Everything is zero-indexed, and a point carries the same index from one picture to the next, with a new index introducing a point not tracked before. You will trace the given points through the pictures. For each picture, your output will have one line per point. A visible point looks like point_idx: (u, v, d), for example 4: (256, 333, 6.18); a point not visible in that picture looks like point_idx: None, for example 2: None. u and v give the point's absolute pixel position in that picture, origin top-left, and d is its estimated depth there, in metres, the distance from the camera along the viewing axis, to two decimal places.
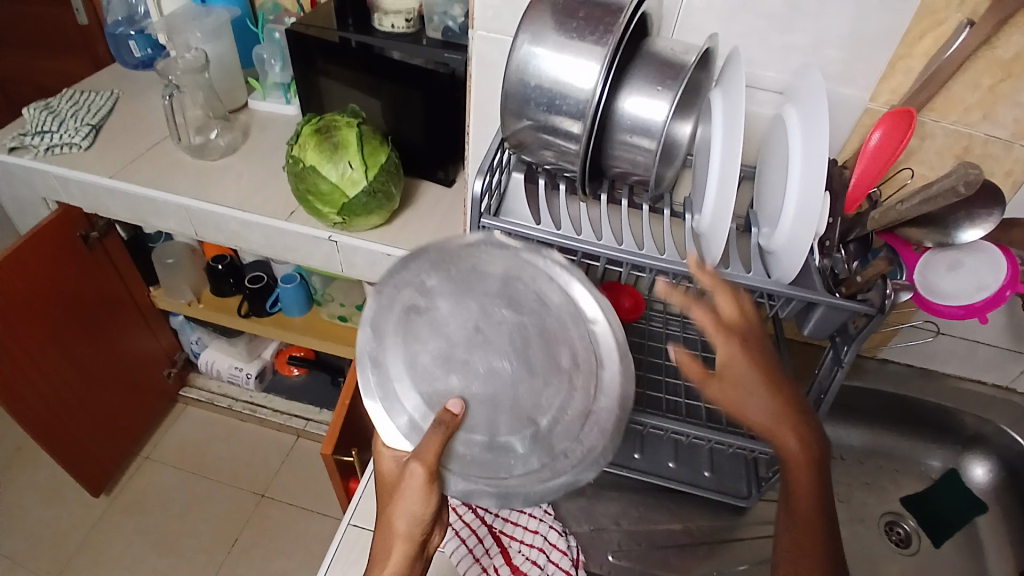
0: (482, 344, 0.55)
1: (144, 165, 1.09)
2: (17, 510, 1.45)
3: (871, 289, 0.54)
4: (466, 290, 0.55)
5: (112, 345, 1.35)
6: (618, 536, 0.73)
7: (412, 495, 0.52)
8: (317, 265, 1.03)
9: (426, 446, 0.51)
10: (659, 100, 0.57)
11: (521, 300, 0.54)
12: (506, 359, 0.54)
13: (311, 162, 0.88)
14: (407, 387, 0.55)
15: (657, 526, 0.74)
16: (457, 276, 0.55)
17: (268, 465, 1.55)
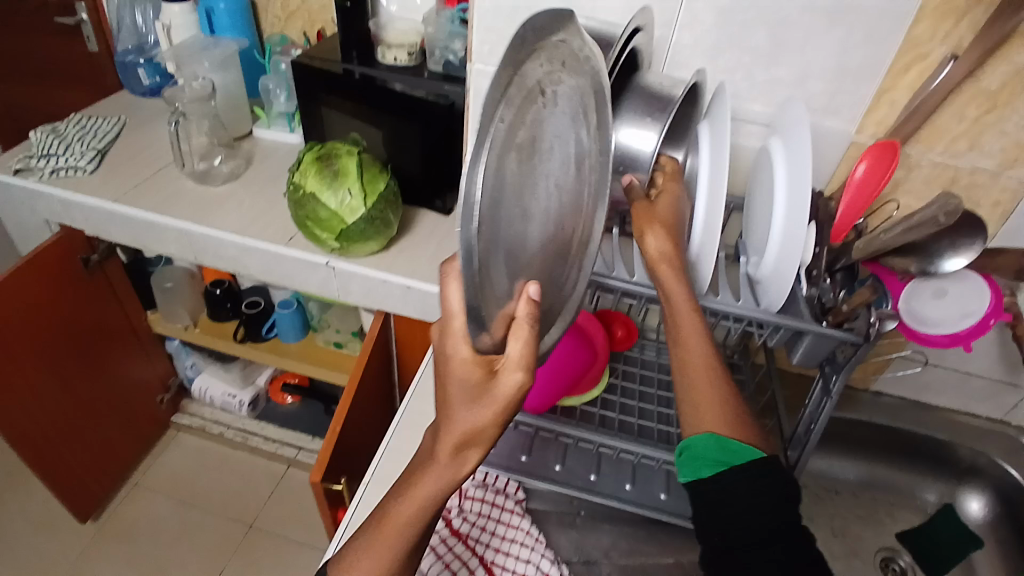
0: (531, 184, 0.43)
1: (148, 190, 1.11)
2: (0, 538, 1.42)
3: (856, 318, 0.56)
4: (528, 110, 0.41)
5: (107, 370, 1.35)
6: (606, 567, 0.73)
7: (483, 402, 0.42)
8: (314, 290, 1.04)
9: (519, 344, 0.41)
10: (648, 130, 0.59)
11: (564, 131, 0.45)
12: (549, 199, 0.46)
13: (311, 189, 0.90)
14: (482, 247, 0.39)
15: (647, 559, 0.74)
16: (521, 108, 0.40)
17: (259, 493, 1.53)
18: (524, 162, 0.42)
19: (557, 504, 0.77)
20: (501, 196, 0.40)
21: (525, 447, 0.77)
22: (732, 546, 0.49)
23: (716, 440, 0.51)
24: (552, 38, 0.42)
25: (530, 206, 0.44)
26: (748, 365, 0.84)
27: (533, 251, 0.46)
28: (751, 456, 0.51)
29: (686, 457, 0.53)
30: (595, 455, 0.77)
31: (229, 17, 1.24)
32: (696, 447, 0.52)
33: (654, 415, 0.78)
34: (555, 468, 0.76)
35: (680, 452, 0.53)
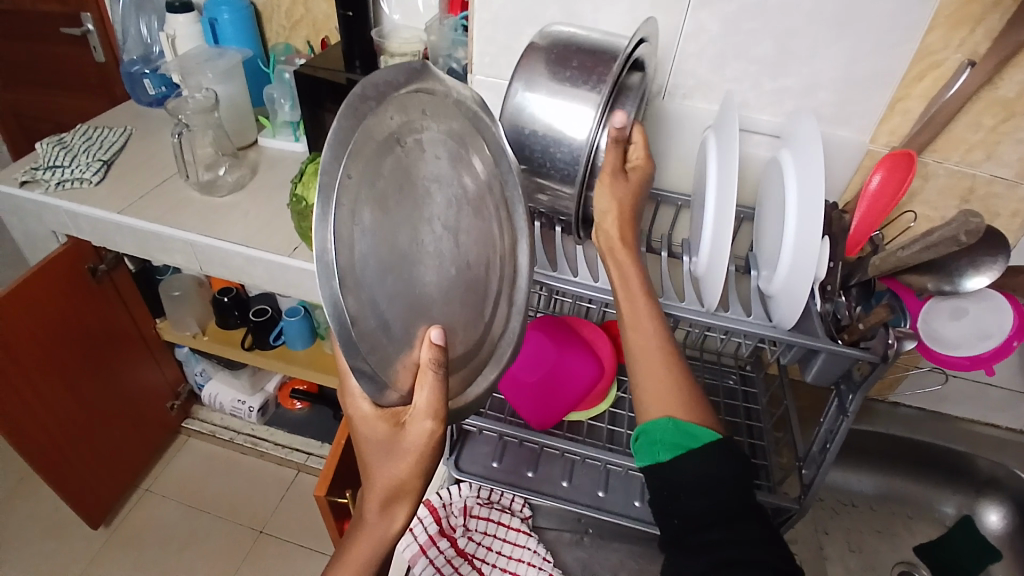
0: (416, 228, 0.42)
1: (153, 201, 1.11)
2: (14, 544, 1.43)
3: (873, 336, 0.53)
4: (387, 157, 0.40)
5: (116, 379, 1.35)
6: None
7: (404, 457, 0.42)
8: (318, 300, 1.03)
9: (424, 393, 0.41)
10: (585, 103, 0.56)
11: (425, 171, 0.44)
12: (437, 239, 0.44)
13: (314, 201, 0.88)
14: (367, 307, 0.37)
15: None
16: (378, 158, 0.39)
17: (268, 499, 1.53)
18: (400, 209, 0.40)
19: (562, 522, 0.77)
20: (377, 246, 0.38)
21: (531, 463, 0.75)
22: (692, 530, 0.48)
23: (673, 424, 0.50)
24: (406, 88, 0.42)
25: (418, 248, 0.42)
26: (762, 377, 0.82)
27: (432, 301, 0.44)
28: (708, 438, 0.49)
29: (643, 442, 0.51)
30: (602, 471, 0.75)
31: (233, 27, 1.24)
32: (653, 432, 0.50)
33: None
34: (562, 484, 0.74)
35: (636, 437, 0.52)
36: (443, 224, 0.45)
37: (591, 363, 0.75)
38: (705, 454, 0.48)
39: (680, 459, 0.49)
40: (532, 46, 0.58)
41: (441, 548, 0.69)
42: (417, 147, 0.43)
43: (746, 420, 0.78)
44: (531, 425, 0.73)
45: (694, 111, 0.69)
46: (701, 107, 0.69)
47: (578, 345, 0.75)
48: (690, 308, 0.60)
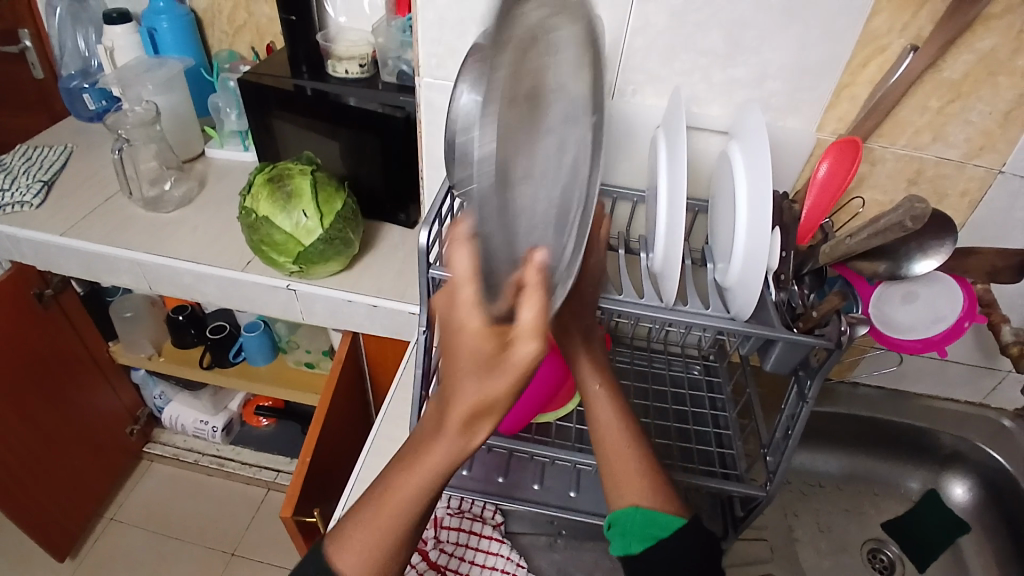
0: (539, 138, 0.40)
1: (98, 221, 1.06)
2: None
3: (828, 323, 0.54)
4: (537, 55, 0.37)
5: (72, 405, 1.30)
6: None
7: (495, 383, 0.40)
8: (277, 314, 1.00)
9: (531, 312, 0.37)
10: None
11: (562, 80, 0.41)
12: (553, 155, 0.42)
13: (264, 213, 0.86)
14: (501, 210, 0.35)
15: None
16: (528, 54, 0.36)
17: (239, 520, 1.48)
18: (521, 123, 0.37)
19: (535, 526, 0.76)
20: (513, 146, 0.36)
21: (501, 468, 0.74)
22: None
23: (640, 513, 0.53)
24: None
25: (540, 160, 0.40)
26: (724, 366, 0.81)
27: (543, 222, 0.42)
28: (675, 524, 0.53)
29: (615, 531, 0.54)
30: (573, 471, 0.75)
31: (173, 35, 1.19)
32: (622, 522, 0.53)
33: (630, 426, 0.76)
34: (533, 487, 0.73)
35: (608, 526, 0.55)
36: (558, 141, 0.42)
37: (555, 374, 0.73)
38: (672, 544, 0.52)
39: (651, 547, 0.52)
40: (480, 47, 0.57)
41: (412, 561, 0.69)
42: (566, 50, 0.40)
43: (710, 409, 0.78)
44: (500, 431, 0.72)
45: (647, 106, 0.69)
46: (652, 102, 0.69)
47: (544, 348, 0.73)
48: (649, 304, 0.60)
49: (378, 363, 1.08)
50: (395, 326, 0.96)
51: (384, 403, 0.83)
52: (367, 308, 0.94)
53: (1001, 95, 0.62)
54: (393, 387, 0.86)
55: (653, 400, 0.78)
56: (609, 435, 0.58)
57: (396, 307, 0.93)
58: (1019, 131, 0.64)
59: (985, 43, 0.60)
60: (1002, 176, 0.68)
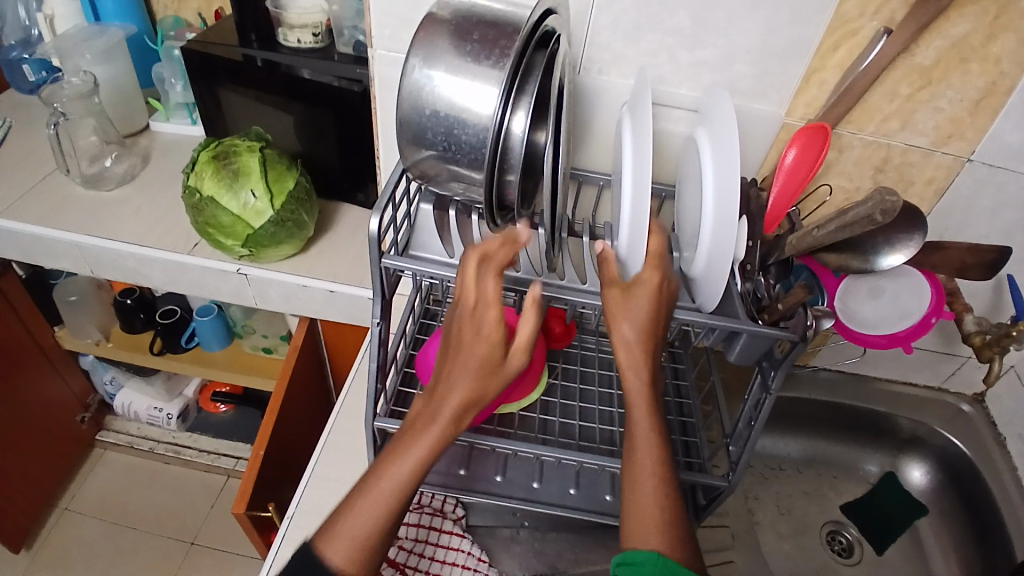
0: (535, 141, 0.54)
1: (35, 199, 0.99)
2: None
3: (793, 316, 0.52)
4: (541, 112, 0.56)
5: (20, 392, 1.23)
6: None
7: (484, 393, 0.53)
8: (228, 299, 0.95)
9: (527, 329, 0.54)
10: (487, 84, 0.51)
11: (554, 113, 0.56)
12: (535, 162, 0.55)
13: (209, 192, 0.80)
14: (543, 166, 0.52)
15: (596, 567, 0.71)
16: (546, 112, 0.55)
17: (197, 509, 1.44)
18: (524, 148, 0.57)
19: (496, 517, 0.74)
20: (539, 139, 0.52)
21: (462, 460, 0.72)
22: None
23: (658, 558, 0.45)
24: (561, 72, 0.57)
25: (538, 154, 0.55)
26: (689, 352, 0.80)
27: None
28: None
29: (623, 569, 0.46)
30: (536, 462, 0.73)
31: (116, 1, 1.11)
32: (637, 559, 0.46)
33: (595, 415, 0.74)
34: (495, 479, 0.71)
35: (617, 561, 0.46)
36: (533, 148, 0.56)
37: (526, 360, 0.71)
38: None
39: None
40: (434, 18, 0.53)
41: None
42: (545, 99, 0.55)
43: (675, 397, 0.76)
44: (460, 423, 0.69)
45: (611, 88, 0.66)
46: (619, 81, 0.65)
47: None
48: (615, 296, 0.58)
49: (337, 349, 1.04)
50: (354, 312, 0.92)
51: (338, 400, 0.80)
52: (325, 294, 0.90)
53: (971, 83, 0.61)
54: (349, 380, 0.83)
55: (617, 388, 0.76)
56: (638, 438, 0.52)
57: (353, 292, 0.89)
58: (988, 119, 0.63)
59: (959, 29, 0.58)
60: (970, 165, 0.67)
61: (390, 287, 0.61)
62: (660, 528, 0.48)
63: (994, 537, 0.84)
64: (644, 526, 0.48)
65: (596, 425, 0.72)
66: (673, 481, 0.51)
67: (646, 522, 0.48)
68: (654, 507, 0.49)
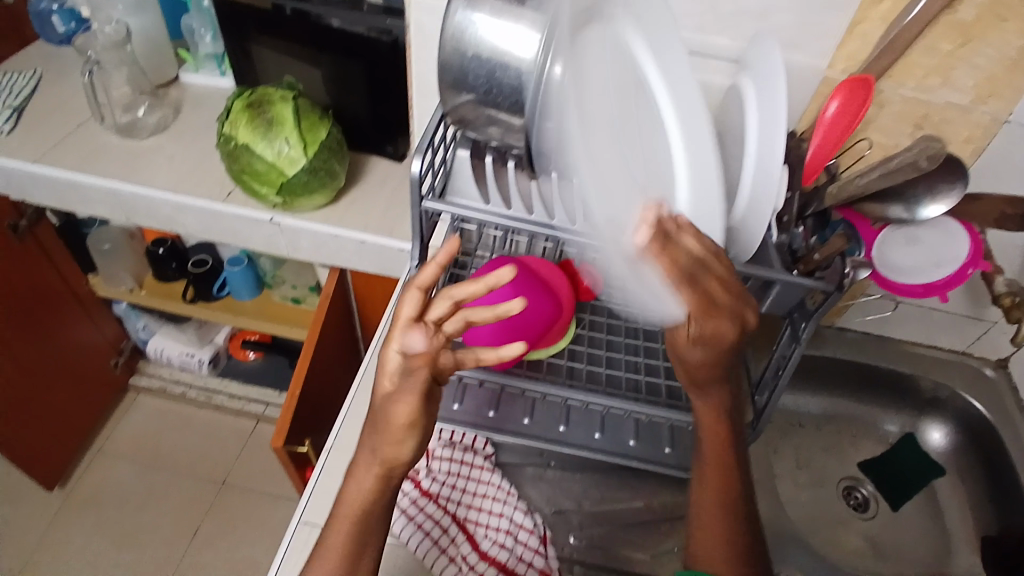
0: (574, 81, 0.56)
1: (70, 148, 1.01)
2: None
3: (830, 266, 0.53)
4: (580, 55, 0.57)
5: (56, 336, 1.29)
6: (579, 517, 0.74)
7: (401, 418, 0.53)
8: (261, 247, 0.97)
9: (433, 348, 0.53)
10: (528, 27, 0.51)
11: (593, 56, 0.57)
12: None
13: (244, 140, 0.81)
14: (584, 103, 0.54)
15: (622, 504, 0.75)
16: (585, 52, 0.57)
17: (228, 451, 1.50)
18: None
19: (524, 457, 0.77)
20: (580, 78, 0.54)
21: (491, 403, 0.73)
22: None
23: None
24: None
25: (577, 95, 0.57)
26: None
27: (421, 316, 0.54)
28: None
29: None
30: (563, 406, 0.74)
31: None
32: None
33: (621, 363, 0.75)
34: (523, 421, 0.72)
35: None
36: None
37: (554, 304, 0.71)
38: None
39: None
40: None
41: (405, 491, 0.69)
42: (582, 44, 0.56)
43: None
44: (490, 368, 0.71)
45: None
46: None
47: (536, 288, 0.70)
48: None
49: (366, 299, 1.07)
50: (383, 262, 0.94)
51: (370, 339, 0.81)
52: (355, 244, 0.92)
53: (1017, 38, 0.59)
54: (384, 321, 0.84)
55: (643, 339, 0.77)
56: (708, 466, 0.59)
57: (384, 243, 0.90)
58: None
59: None
60: (1010, 124, 0.65)
61: (427, 231, 0.62)
62: (727, 553, 0.57)
63: (1009, 497, 0.85)
64: (714, 555, 0.57)
65: (623, 373, 0.73)
66: (741, 514, 0.59)
67: (716, 552, 0.57)
68: (722, 536, 0.57)
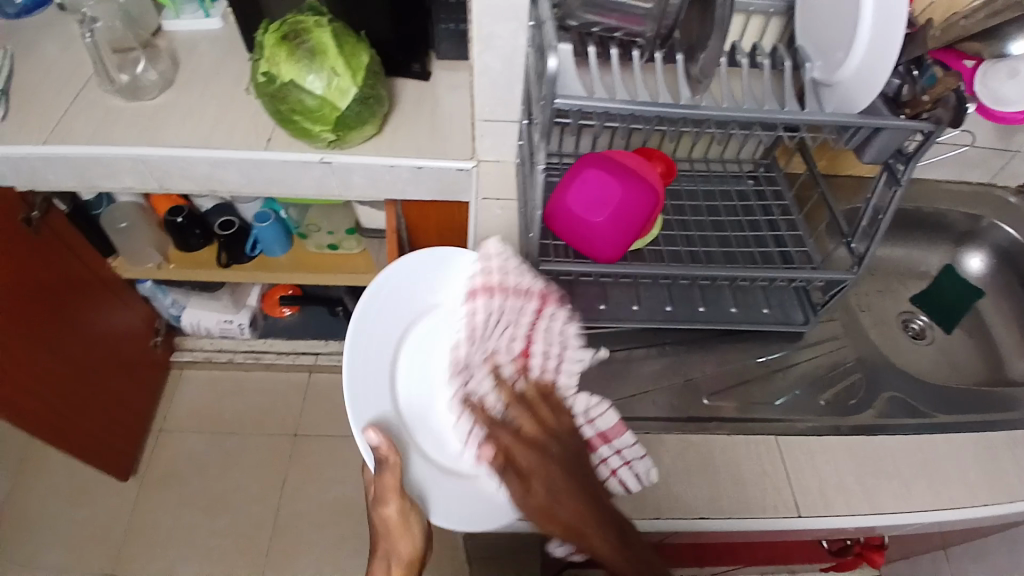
0: None
1: (76, 120, 0.93)
2: (33, 524, 1.36)
3: (942, 103, 0.62)
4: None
5: (91, 326, 1.24)
6: (704, 381, 0.78)
7: (397, 529, 0.61)
8: (312, 194, 0.95)
9: (391, 476, 0.57)
10: None
11: None
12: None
13: (289, 76, 0.77)
14: None
15: (740, 364, 0.80)
16: None
17: (290, 405, 1.53)
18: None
19: (642, 341, 0.80)
20: None
21: (601, 297, 0.78)
22: None
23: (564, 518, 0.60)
24: None
25: None
26: (779, 173, 0.88)
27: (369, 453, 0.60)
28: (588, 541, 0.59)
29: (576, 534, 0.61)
30: (665, 289, 0.80)
31: None
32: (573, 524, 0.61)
33: (713, 240, 0.81)
34: (632, 309, 0.78)
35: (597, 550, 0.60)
36: None
37: (653, 192, 0.67)
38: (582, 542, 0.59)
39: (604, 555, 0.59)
40: None
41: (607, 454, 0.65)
42: None
43: (780, 214, 0.84)
44: (607, 257, 0.70)
45: None
46: None
47: (638, 173, 0.67)
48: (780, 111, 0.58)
49: (420, 234, 1.06)
50: (442, 187, 0.92)
51: None
52: (411, 171, 0.89)
53: None
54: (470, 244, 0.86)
55: (728, 216, 0.84)
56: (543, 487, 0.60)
57: (443, 166, 0.88)
58: None
59: None
60: None
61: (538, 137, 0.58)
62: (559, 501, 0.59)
63: None
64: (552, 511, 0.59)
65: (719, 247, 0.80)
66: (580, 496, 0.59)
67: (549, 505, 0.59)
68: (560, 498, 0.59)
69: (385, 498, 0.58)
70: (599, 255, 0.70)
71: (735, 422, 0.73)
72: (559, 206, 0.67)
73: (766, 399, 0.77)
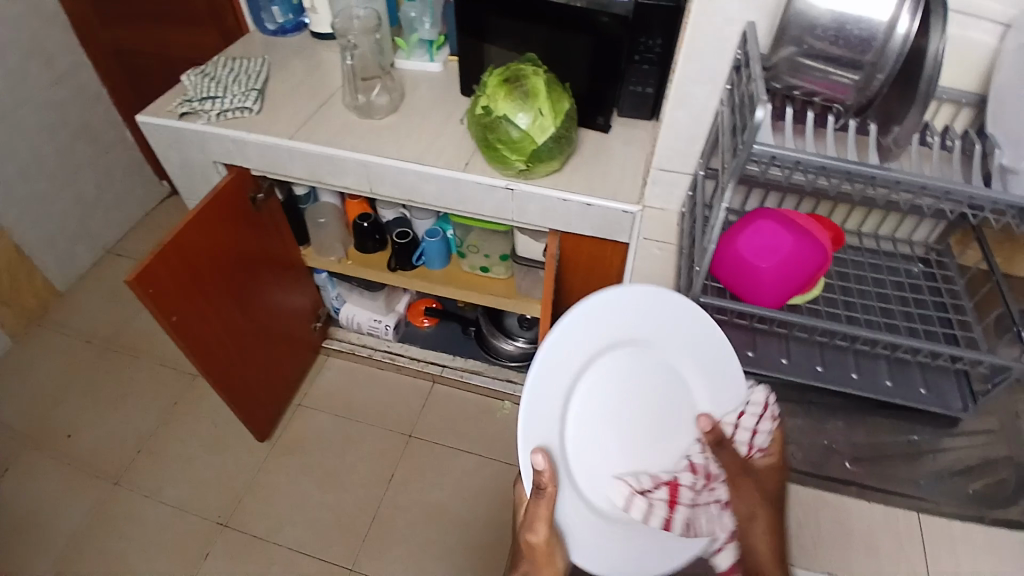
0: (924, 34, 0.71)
1: (318, 126, 1.16)
2: (180, 456, 1.57)
3: None
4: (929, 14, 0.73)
5: (275, 299, 1.46)
6: (843, 447, 0.81)
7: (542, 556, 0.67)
8: (489, 213, 1.09)
9: (544, 500, 0.65)
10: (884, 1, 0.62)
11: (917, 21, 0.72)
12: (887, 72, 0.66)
13: (503, 111, 0.93)
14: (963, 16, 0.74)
15: (882, 439, 0.81)
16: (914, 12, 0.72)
17: (411, 408, 1.66)
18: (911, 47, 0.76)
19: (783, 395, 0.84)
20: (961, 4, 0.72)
21: (750, 344, 0.84)
22: None
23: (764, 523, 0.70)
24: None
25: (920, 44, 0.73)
26: (949, 261, 0.90)
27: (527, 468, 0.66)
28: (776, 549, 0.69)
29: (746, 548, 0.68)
30: (817, 348, 0.84)
31: None
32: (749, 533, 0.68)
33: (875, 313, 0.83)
34: (782, 361, 0.82)
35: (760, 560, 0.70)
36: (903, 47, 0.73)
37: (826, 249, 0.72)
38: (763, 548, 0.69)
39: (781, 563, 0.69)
40: None
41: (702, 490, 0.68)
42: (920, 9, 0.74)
43: (948, 299, 0.85)
44: (769, 302, 0.76)
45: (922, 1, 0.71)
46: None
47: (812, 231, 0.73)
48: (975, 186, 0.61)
49: (570, 268, 1.17)
50: (605, 225, 1.02)
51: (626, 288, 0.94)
52: (582, 207, 1.01)
53: None
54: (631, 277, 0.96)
55: (891, 292, 0.86)
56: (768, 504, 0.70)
57: (612, 206, 0.98)
58: None
59: None
60: None
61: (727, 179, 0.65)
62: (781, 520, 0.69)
63: None
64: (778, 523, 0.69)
65: (881, 318, 0.82)
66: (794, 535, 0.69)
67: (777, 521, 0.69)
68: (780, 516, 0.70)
69: (539, 524, 0.65)
70: (762, 300, 0.76)
71: (876, 489, 0.76)
72: (730, 249, 0.75)
73: (910, 476, 0.78)
